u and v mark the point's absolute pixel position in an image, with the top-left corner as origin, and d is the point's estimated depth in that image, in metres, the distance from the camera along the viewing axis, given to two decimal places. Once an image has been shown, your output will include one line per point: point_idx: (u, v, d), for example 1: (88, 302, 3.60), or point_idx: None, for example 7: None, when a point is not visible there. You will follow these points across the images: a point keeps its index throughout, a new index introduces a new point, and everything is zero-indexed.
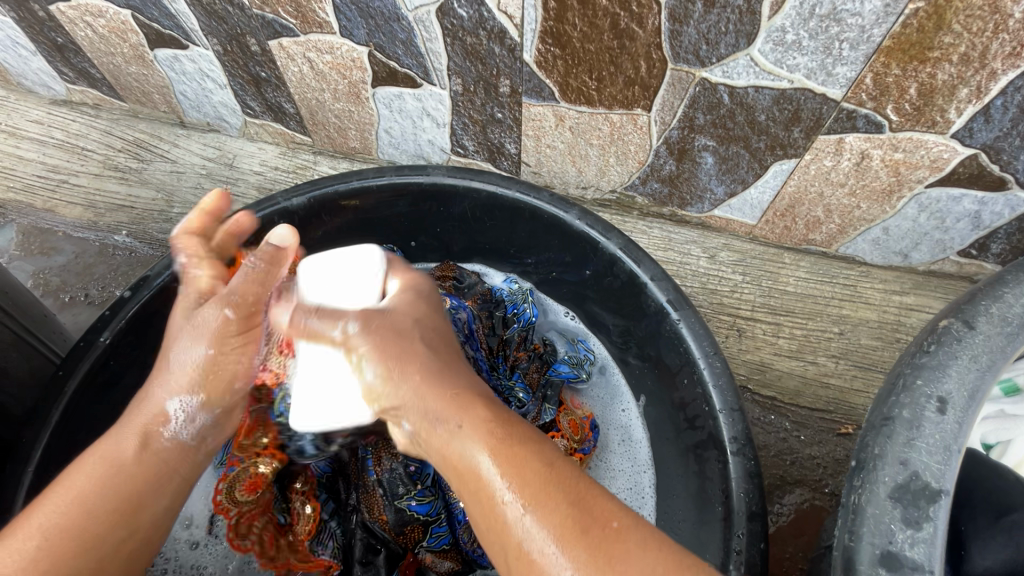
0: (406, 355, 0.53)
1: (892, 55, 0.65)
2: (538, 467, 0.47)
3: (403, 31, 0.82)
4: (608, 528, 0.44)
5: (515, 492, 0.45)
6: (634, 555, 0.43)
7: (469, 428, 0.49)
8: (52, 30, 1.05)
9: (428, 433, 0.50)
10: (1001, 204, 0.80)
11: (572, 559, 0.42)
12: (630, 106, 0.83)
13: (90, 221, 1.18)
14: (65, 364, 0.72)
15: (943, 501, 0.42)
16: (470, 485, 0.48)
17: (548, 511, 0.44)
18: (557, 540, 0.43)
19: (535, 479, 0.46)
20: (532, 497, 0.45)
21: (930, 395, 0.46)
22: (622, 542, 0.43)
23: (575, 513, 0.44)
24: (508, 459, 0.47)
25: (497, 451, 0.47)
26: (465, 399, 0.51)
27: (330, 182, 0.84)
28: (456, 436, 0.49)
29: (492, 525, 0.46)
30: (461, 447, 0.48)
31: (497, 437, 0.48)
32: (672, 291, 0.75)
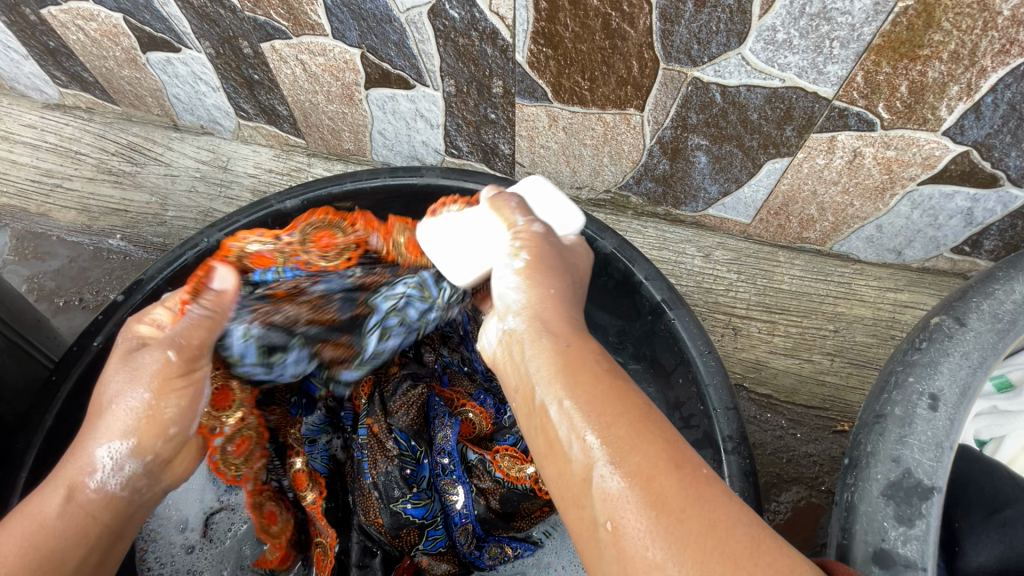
0: (552, 269, 0.54)
1: (883, 53, 0.65)
2: (632, 404, 0.42)
3: (395, 33, 0.82)
4: (686, 473, 0.38)
5: (598, 418, 0.41)
6: (714, 503, 0.37)
7: (573, 350, 0.46)
8: (44, 35, 1.05)
9: (527, 341, 0.48)
10: (993, 201, 0.80)
11: (647, 491, 0.37)
12: (623, 106, 0.83)
13: (84, 225, 1.18)
14: (58, 368, 0.71)
15: (935, 498, 0.42)
16: (546, 408, 0.44)
17: (630, 442, 0.40)
18: (634, 472, 0.38)
19: (631, 412, 0.41)
20: (616, 430, 0.40)
21: (923, 392, 0.46)
22: (709, 489, 0.37)
23: (666, 453, 0.39)
24: (604, 390, 0.43)
25: (590, 379, 0.43)
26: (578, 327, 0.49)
27: (323, 185, 0.84)
28: (548, 352, 0.46)
29: (566, 448, 0.42)
30: (550, 364, 0.45)
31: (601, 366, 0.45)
32: (666, 291, 0.75)
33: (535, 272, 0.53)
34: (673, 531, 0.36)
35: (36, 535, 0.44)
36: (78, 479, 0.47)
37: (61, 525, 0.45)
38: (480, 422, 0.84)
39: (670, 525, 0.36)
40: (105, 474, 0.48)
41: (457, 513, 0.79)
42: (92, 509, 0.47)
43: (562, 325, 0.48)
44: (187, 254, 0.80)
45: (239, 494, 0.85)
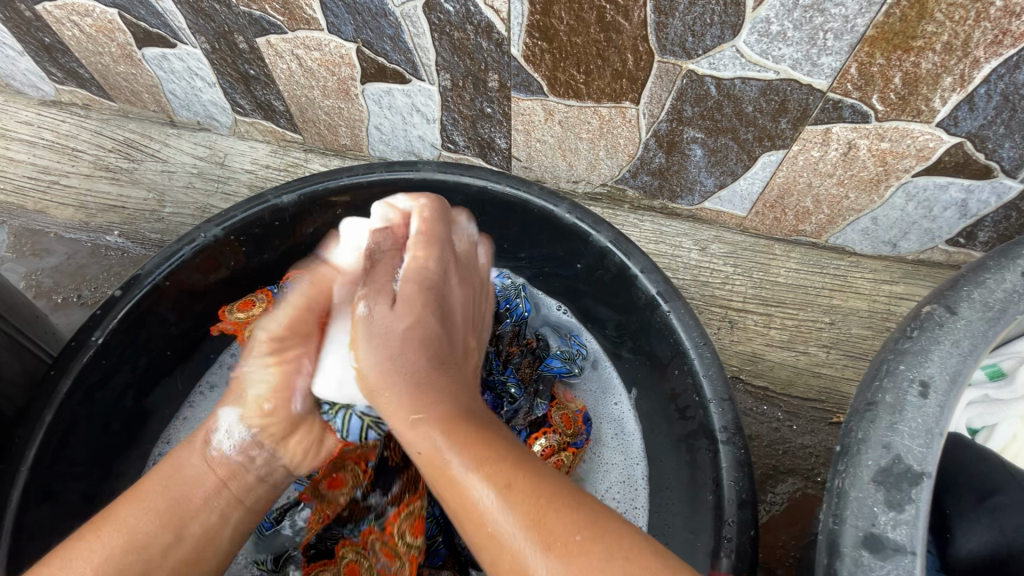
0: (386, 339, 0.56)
1: (876, 44, 0.65)
2: (504, 451, 0.45)
3: (391, 27, 0.82)
4: (574, 535, 0.39)
5: (481, 478, 0.43)
6: (603, 557, 0.38)
7: (449, 420, 0.48)
8: (39, 30, 1.05)
9: (406, 431, 0.49)
10: (987, 192, 0.80)
11: (537, 552, 0.39)
12: (618, 99, 0.83)
13: (82, 222, 1.18)
14: (57, 363, 0.72)
15: (925, 484, 0.42)
16: (439, 486, 0.45)
17: (505, 487, 0.43)
18: (521, 531, 0.40)
19: (496, 463, 0.44)
20: (497, 493, 0.42)
21: (913, 379, 0.46)
22: (589, 546, 0.39)
23: (541, 503, 0.42)
24: (470, 441, 0.46)
25: (461, 443, 0.46)
26: (421, 390, 0.51)
27: (319, 179, 0.84)
28: (428, 425, 0.48)
29: (455, 515, 0.44)
30: (431, 439, 0.47)
31: (454, 422, 0.48)
32: (662, 284, 0.76)
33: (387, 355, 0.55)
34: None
35: (176, 478, 0.55)
36: (210, 437, 0.60)
37: (197, 473, 0.57)
38: None
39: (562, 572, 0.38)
40: (225, 440, 0.60)
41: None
42: (218, 465, 0.58)
43: (437, 394, 0.51)
44: (184, 249, 0.80)
45: None
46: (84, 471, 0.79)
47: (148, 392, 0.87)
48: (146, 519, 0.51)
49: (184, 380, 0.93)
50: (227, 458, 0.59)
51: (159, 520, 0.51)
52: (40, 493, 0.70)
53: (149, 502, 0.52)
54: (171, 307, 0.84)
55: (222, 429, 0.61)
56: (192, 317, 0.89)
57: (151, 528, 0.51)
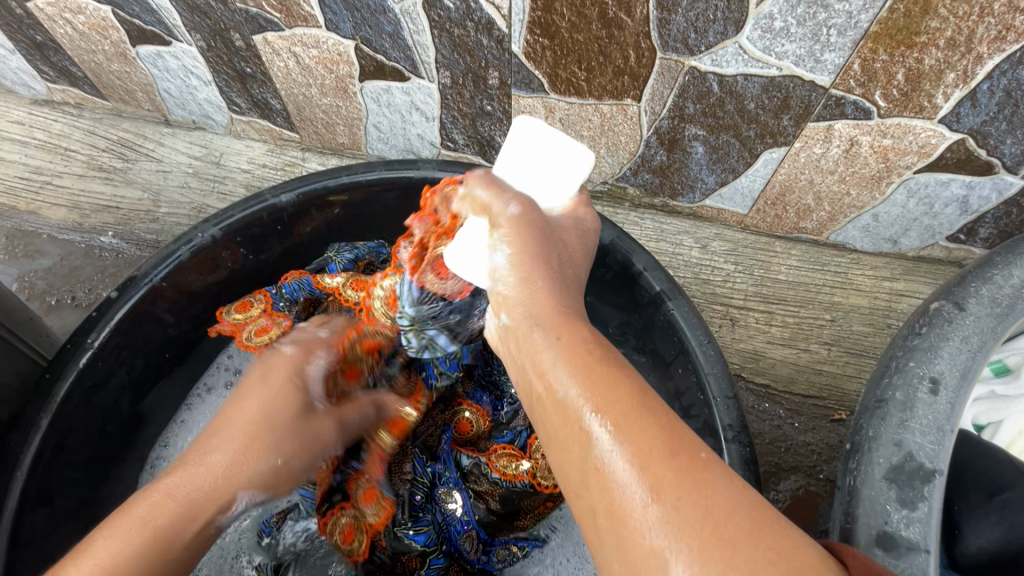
0: (545, 262, 0.49)
1: (880, 40, 0.65)
2: (632, 388, 0.39)
3: (389, 24, 0.81)
4: (692, 457, 0.36)
5: (602, 403, 0.39)
6: (726, 488, 0.34)
7: (571, 340, 0.43)
8: (31, 28, 1.03)
9: (539, 327, 0.45)
10: (988, 188, 0.80)
11: (652, 480, 0.35)
12: (620, 96, 0.83)
13: (76, 223, 1.16)
14: (52, 366, 0.70)
15: (937, 481, 0.42)
16: (557, 397, 0.42)
17: (628, 419, 0.37)
18: (636, 461, 0.36)
19: (623, 399, 0.38)
20: (615, 412, 0.38)
21: (923, 376, 0.46)
22: (709, 474, 0.35)
23: (661, 436, 0.37)
24: (597, 371, 0.41)
25: (584, 361, 0.41)
26: (565, 316, 0.45)
27: (318, 178, 0.84)
28: (562, 335, 0.44)
29: (572, 439, 0.40)
30: (557, 355, 0.43)
31: (583, 357, 0.42)
32: (665, 281, 0.75)
33: (523, 253, 0.49)
34: (682, 515, 0.33)
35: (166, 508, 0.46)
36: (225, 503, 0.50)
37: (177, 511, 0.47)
38: (477, 421, 0.83)
39: (672, 509, 0.34)
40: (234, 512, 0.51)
41: (459, 521, 0.78)
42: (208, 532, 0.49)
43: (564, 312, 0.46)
44: (181, 250, 0.79)
45: None
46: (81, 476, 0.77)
47: (145, 395, 0.86)
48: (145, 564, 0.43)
49: (181, 382, 0.92)
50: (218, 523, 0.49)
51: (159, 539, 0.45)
52: (37, 498, 0.68)
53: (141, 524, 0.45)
54: (168, 308, 0.83)
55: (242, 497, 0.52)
56: (190, 319, 0.88)
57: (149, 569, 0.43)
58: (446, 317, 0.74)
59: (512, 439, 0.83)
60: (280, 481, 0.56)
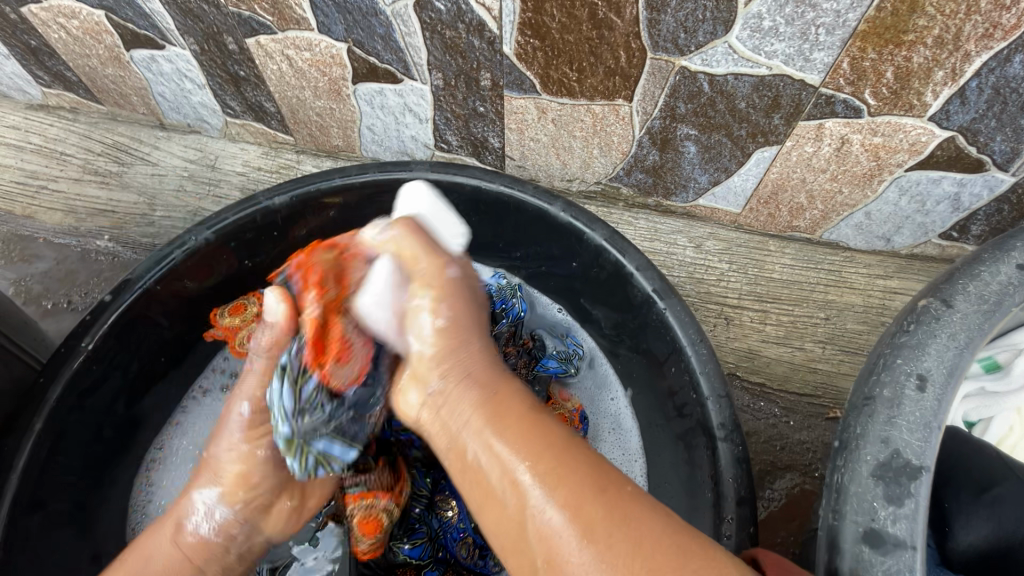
0: (468, 333, 0.53)
1: (868, 39, 0.65)
2: (556, 442, 0.45)
3: (381, 26, 0.81)
4: (618, 498, 0.42)
5: (533, 463, 0.44)
6: (645, 525, 0.41)
7: (501, 401, 0.48)
8: (25, 33, 1.03)
9: (467, 394, 0.49)
10: (979, 185, 0.80)
11: (581, 529, 0.41)
12: (611, 96, 0.83)
13: (72, 227, 1.16)
14: (46, 369, 0.71)
15: (924, 478, 0.42)
16: (489, 450, 0.46)
17: (557, 474, 0.43)
18: (566, 513, 0.41)
19: (551, 454, 0.44)
20: (548, 460, 0.44)
21: (910, 373, 0.46)
22: (631, 511, 0.42)
23: (588, 488, 0.42)
24: (527, 429, 0.46)
25: (514, 424, 0.46)
26: (490, 379, 0.50)
27: (312, 180, 0.84)
28: (488, 398, 0.49)
29: (507, 495, 0.44)
30: (487, 412, 0.48)
31: (511, 421, 0.46)
32: (658, 281, 0.75)
33: (448, 330, 0.53)
34: (612, 559, 0.39)
35: (141, 558, 0.61)
36: (183, 518, 0.64)
37: (164, 559, 0.61)
38: None
39: (601, 552, 0.40)
40: (199, 520, 0.64)
41: (456, 526, 0.79)
42: (192, 550, 0.63)
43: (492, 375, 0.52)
44: (175, 253, 0.79)
45: None
46: (75, 479, 0.77)
47: (140, 398, 0.86)
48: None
49: (176, 384, 0.92)
50: (195, 542, 0.63)
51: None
52: (30, 503, 0.68)
53: None
54: (163, 312, 0.83)
55: (200, 508, 0.65)
56: (184, 322, 0.88)
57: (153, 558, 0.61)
58: (338, 419, 0.60)
59: None
60: (251, 481, 0.65)
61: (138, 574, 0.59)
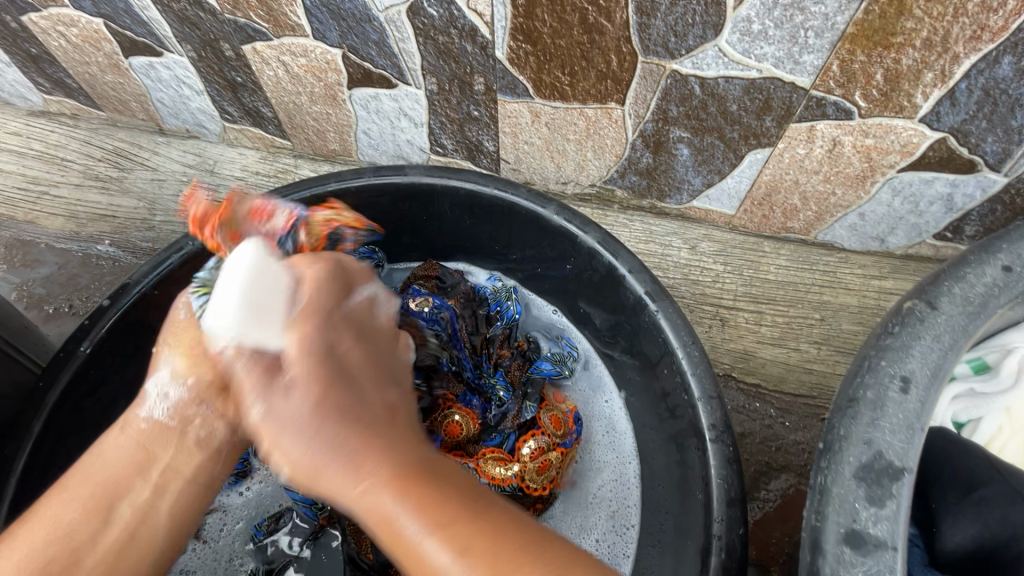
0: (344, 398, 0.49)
1: (856, 42, 0.65)
2: (463, 514, 0.41)
3: (375, 32, 0.82)
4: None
5: (446, 545, 0.40)
6: None
7: (390, 480, 0.43)
8: (26, 41, 1.05)
9: (351, 494, 0.44)
10: (971, 185, 0.80)
11: None
12: (604, 100, 0.83)
13: (73, 232, 1.17)
14: (46, 374, 0.72)
15: (905, 479, 0.43)
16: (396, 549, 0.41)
17: (475, 549, 0.39)
18: None
19: (459, 531, 0.40)
20: (454, 544, 0.40)
21: (894, 375, 0.46)
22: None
23: (510, 565, 0.38)
24: (428, 507, 0.41)
25: (413, 504, 0.42)
26: (378, 458, 0.45)
27: (308, 185, 0.85)
28: (384, 492, 0.43)
29: None
30: (387, 502, 0.42)
31: (406, 501, 0.42)
32: (650, 283, 0.76)
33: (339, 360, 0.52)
34: None
35: (99, 462, 0.53)
36: (135, 412, 0.56)
37: (119, 454, 0.53)
38: (467, 423, 0.83)
39: None
40: (153, 407, 0.56)
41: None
42: (146, 436, 0.55)
43: (390, 462, 0.45)
44: (172, 258, 0.80)
45: (231, 494, 0.86)
46: None
47: (139, 401, 0.87)
48: (76, 511, 0.49)
49: None
50: (150, 432, 0.55)
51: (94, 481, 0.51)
52: (29, 506, 0.69)
53: (73, 495, 0.50)
54: (160, 316, 0.84)
55: (152, 396, 0.57)
56: None
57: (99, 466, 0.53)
58: None
59: (501, 443, 0.84)
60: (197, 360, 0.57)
61: (88, 479, 0.52)
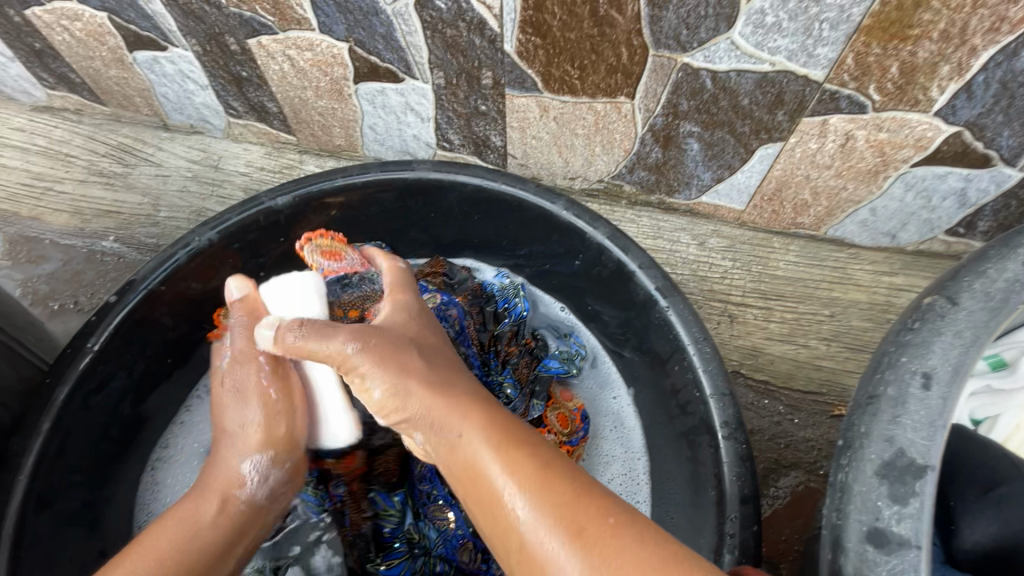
0: (405, 368, 0.57)
1: (872, 34, 0.64)
2: (530, 462, 0.49)
3: (382, 25, 0.81)
4: (599, 527, 0.45)
5: (516, 485, 0.48)
6: (628, 547, 0.44)
7: (467, 433, 0.52)
8: (29, 36, 1.04)
9: (443, 433, 0.54)
10: (985, 180, 0.80)
11: (571, 548, 0.44)
12: (613, 94, 0.82)
13: (78, 228, 1.16)
14: (53, 370, 0.71)
15: (929, 477, 0.42)
16: (478, 483, 0.51)
17: (540, 490, 0.47)
18: (554, 531, 0.45)
19: (530, 475, 0.48)
20: (527, 484, 0.48)
21: (916, 371, 0.46)
22: (617, 536, 0.44)
23: (572, 507, 0.46)
24: (503, 455, 0.50)
25: (493, 448, 0.51)
26: (464, 406, 0.54)
27: (314, 180, 0.84)
28: (476, 431, 0.52)
29: (498, 524, 0.49)
30: (477, 441, 0.52)
31: (491, 443, 0.51)
32: (660, 279, 0.75)
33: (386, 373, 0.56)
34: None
35: (184, 521, 0.65)
36: (232, 488, 0.69)
37: (202, 515, 0.66)
38: None
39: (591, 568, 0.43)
40: (250, 485, 0.70)
41: (454, 535, 0.81)
42: (224, 503, 0.68)
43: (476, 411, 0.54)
44: (179, 254, 0.79)
45: None
46: (83, 479, 0.78)
47: (146, 398, 0.87)
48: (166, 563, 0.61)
49: (181, 385, 0.92)
50: (229, 496, 0.68)
51: (181, 541, 0.63)
52: (37, 503, 0.69)
53: (159, 553, 0.61)
54: (167, 313, 0.83)
55: (245, 473, 0.70)
56: (190, 323, 0.89)
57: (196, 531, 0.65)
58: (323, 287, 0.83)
59: None
60: (265, 436, 0.72)
61: (176, 532, 0.64)
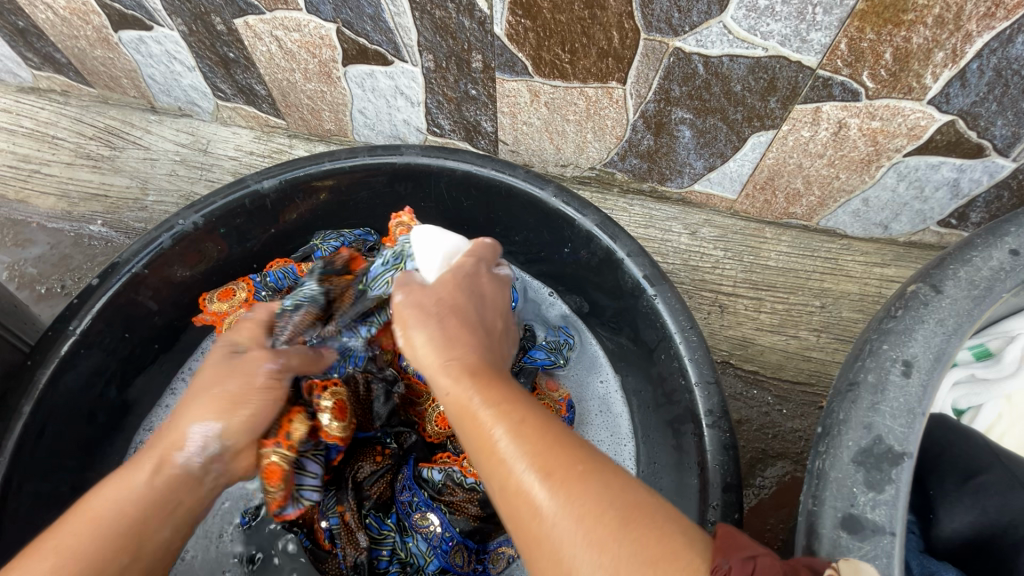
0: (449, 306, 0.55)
1: (866, 19, 0.63)
2: (524, 403, 0.45)
3: (370, 6, 0.80)
4: (572, 470, 0.40)
5: (504, 421, 0.43)
6: (608, 487, 0.40)
7: (466, 365, 0.48)
8: (12, 14, 1.02)
9: (438, 365, 0.49)
10: (979, 171, 0.79)
11: (549, 483, 0.40)
12: (604, 79, 0.81)
13: (65, 212, 1.15)
14: (34, 353, 0.71)
15: (905, 464, 0.42)
16: (462, 419, 0.45)
17: (527, 427, 0.43)
18: (536, 468, 0.41)
19: (521, 414, 0.44)
20: (519, 430, 0.42)
21: (896, 359, 0.46)
22: (597, 473, 0.40)
23: (559, 445, 0.42)
24: (497, 392, 0.45)
25: (485, 382, 0.46)
26: (469, 345, 0.51)
27: (300, 164, 0.83)
28: (462, 376, 0.47)
29: (481, 457, 0.43)
30: (462, 385, 0.47)
31: (484, 380, 0.47)
32: (649, 267, 0.74)
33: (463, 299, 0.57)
34: (578, 511, 0.38)
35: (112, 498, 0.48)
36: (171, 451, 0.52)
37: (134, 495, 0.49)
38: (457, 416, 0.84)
39: (571, 505, 0.39)
40: (192, 451, 0.52)
41: (442, 539, 0.76)
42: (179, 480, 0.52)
43: (459, 354, 0.49)
44: (163, 238, 0.79)
45: None
46: (67, 462, 0.77)
47: (131, 382, 0.86)
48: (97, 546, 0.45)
49: (168, 369, 0.92)
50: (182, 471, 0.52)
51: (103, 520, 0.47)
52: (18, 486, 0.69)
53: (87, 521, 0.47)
54: (152, 296, 0.83)
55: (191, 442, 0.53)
56: (175, 307, 0.88)
57: (139, 508, 0.49)
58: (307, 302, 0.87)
59: None
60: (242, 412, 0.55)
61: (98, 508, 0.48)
